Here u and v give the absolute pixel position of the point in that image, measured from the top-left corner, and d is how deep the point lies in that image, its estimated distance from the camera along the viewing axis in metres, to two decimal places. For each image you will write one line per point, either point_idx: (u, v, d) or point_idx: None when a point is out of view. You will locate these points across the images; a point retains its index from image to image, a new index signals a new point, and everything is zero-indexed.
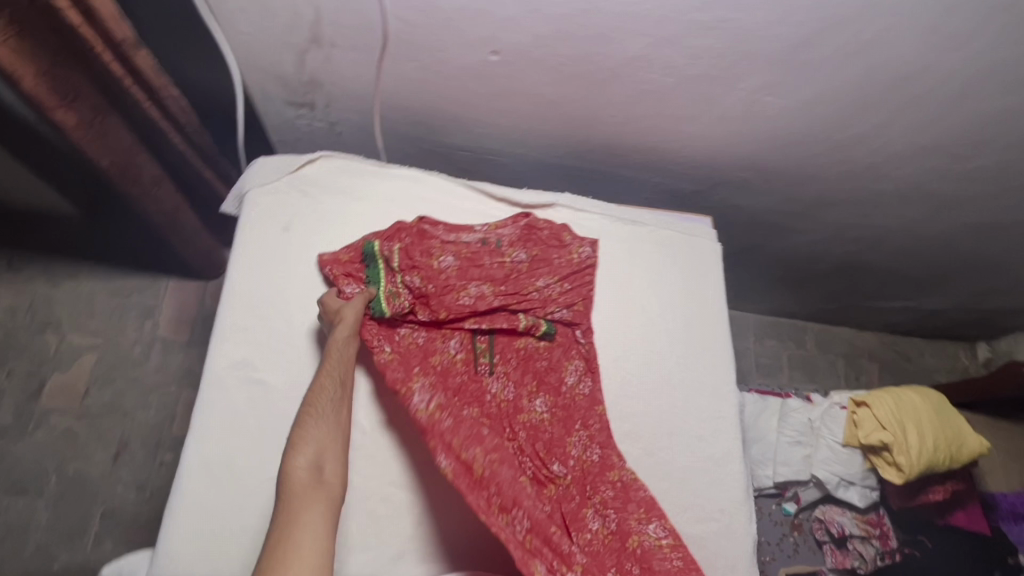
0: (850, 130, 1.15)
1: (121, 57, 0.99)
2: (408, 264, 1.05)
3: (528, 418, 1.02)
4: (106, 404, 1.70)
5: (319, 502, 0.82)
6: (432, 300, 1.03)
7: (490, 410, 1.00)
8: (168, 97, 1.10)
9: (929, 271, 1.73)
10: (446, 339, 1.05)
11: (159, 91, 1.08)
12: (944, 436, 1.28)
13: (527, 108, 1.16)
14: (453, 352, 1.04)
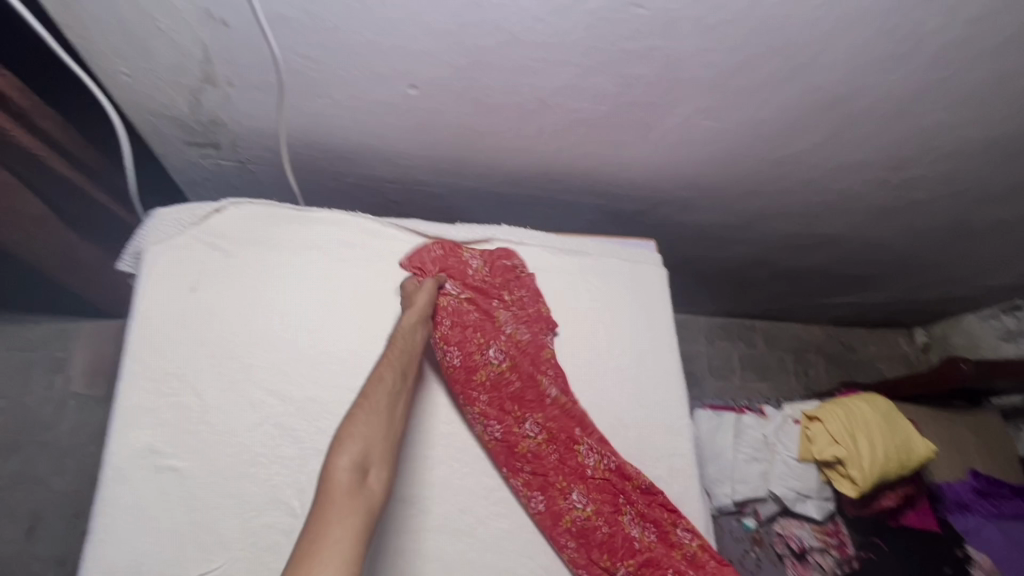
0: (791, 147, 1.12)
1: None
2: (476, 287, 1.07)
3: (546, 441, 0.99)
4: (13, 474, 1.52)
5: (364, 507, 0.68)
6: (488, 325, 1.03)
7: (550, 417, 1.00)
8: (40, 119, 0.94)
9: (868, 270, 1.76)
10: (485, 348, 1.00)
11: (29, 114, 0.92)
12: (895, 445, 1.29)
13: (456, 139, 1.07)
14: (506, 362, 1.01)
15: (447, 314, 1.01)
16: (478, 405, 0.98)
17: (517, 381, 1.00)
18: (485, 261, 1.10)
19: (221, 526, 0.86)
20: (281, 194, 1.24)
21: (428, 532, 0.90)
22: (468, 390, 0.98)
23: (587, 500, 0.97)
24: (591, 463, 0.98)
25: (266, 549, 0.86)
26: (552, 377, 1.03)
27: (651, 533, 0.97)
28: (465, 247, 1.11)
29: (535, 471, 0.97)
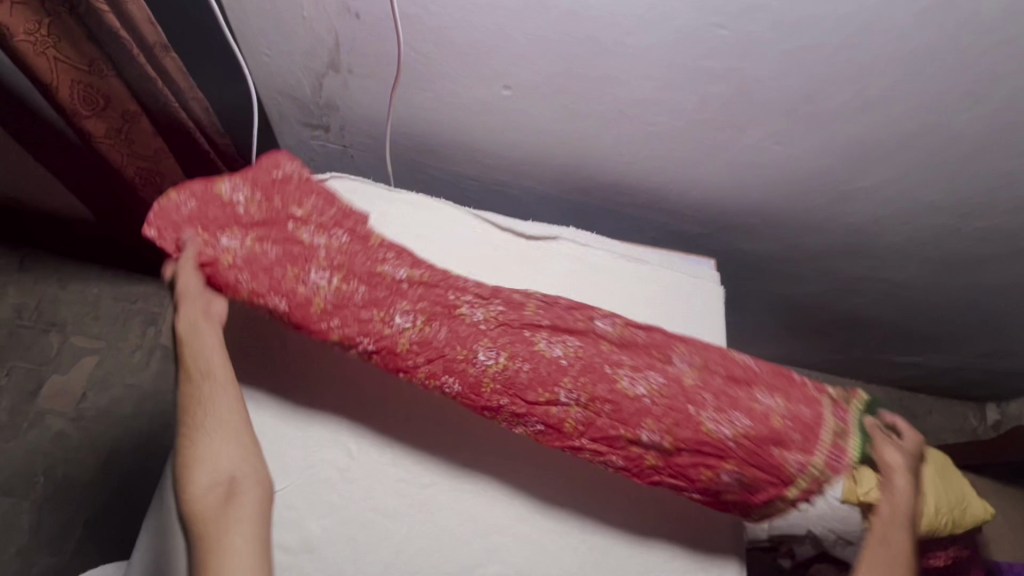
0: (858, 182, 1.15)
1: (153, 63, 0.97)
2: (272, 199, 0.98)
3: (673, 444, 0.85)
4: (101, 409, 1.70)
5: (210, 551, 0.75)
6: (293, 244, 0.94)
7: (658, 417, 0.85)
8: (193, 99, 1.08)
9: (935, 329, 1.71)
10: (302, 275, 0.91)
11: (186, 94, 1.05)
12: (947, 500, 1.24)
13: (537, 142, 1.17)
14: (336, 278, 0.91)
15: (249, 266, 0.92)
16: (337, 326, 0.90)
17: (360, 288, 0.91)
18: (254, 187, 0.97)
19: (287, 455, 0.98)
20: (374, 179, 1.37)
21: (469, 494, 1.00)
22: (314, 323, 0.90)
23: (744, 471, 0.86)
24: (725, 435, 0.85)
25: (321, 482, 0.97)
26: (391, 263, 0.95)
27: (656, 379, 0.88)
28: (225, 178, 0.98)
29: (428, 360, 0.89)
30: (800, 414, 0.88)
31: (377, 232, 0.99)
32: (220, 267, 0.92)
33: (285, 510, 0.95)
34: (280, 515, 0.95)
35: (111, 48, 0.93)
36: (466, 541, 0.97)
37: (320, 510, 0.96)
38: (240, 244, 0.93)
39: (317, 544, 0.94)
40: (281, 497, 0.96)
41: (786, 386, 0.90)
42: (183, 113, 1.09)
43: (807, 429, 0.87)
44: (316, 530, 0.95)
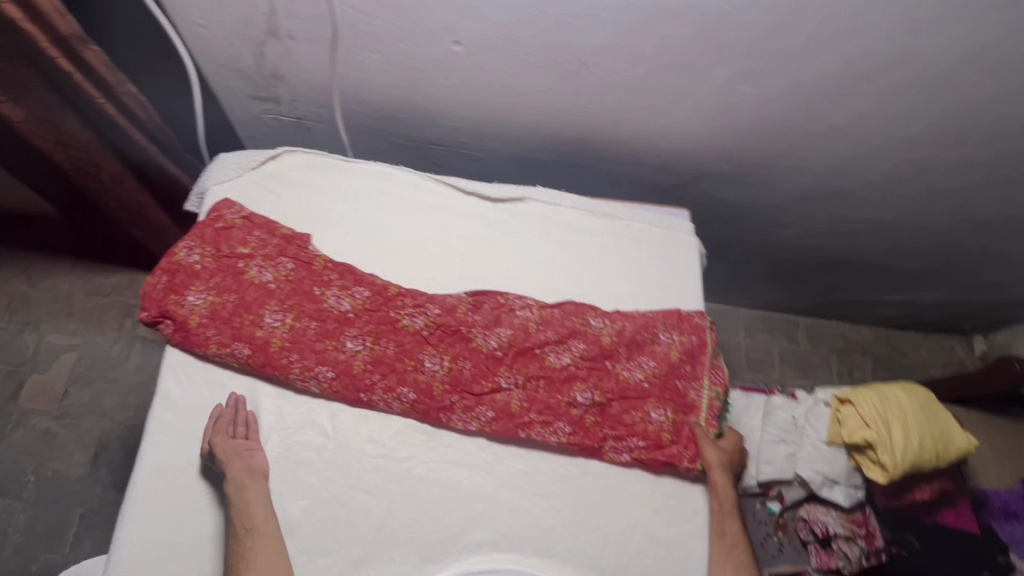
0: (832, 119, 1.11)
1: (73, 56, 0.92)
2: (221, 248, 1.02)
3: (603, 396, 1.05)
4: (85, 405, 1.68)
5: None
6: (247, 290, 1.00)
7: (585, 377, 1.06)
8: (124, 93, 1.02)
9: (919, 265, 1.69)
10: (259, 319, 0.99)
11: (114, 88, 1.00)
12: (930, 435, 1.25)
13: (496, 100, 1.12)
14: (289, 316, 1.00)
15: (212, 320, 0.97)
16: (298, 360, 0.98)
17: (310, 323, 1.01)
18: (204, 244, 1.02)
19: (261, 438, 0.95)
20: (333, 150, 1.32)
21: (448, 464, 1.00)
22: (277, 360, 0.98)
23: (664, 409, 1.06)
24: (639, 377, 1.07)
25: (298, 463, 0.95)
26: (335, 288, 1.03)
27: (577, 347, 1.07)
28: (179, 245, 1.02)
29: (383, 374, 1.00)
30: (688, 345, 1.10)
31: (319, 254, 1.05)
32: (186, 326, 0.97)
33: None
34: None
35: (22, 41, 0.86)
36: (449, 511, 0.97)
37: (297, 492, 0.94)
38: (201, 300, 0.98)
39: (298, 525, 0.92)
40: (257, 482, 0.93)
41: (677, 321, 1.11)
42: (112, 106, 1.04)
43: (694, 360, 1.10)
44: (296, 511, 0.93)
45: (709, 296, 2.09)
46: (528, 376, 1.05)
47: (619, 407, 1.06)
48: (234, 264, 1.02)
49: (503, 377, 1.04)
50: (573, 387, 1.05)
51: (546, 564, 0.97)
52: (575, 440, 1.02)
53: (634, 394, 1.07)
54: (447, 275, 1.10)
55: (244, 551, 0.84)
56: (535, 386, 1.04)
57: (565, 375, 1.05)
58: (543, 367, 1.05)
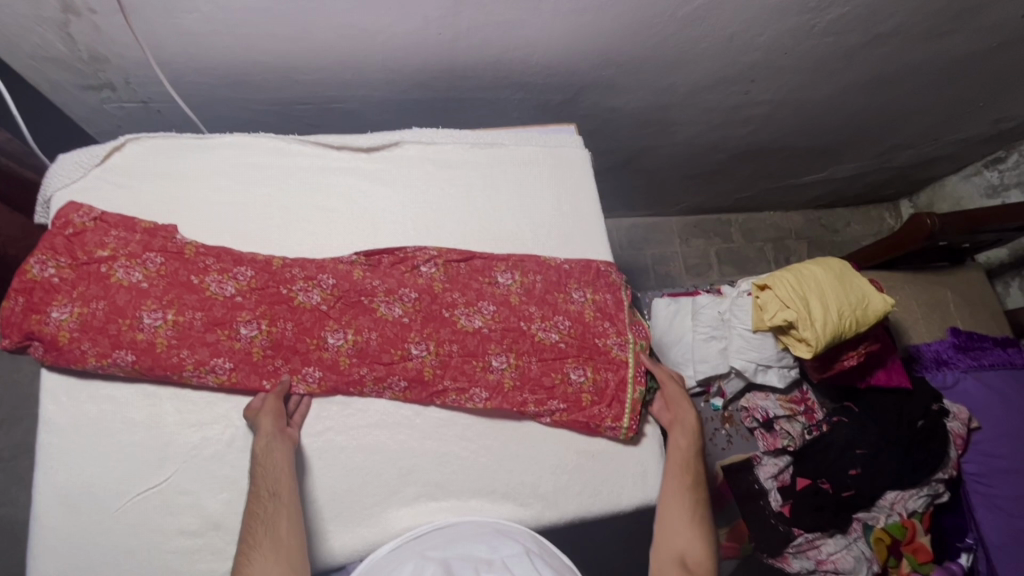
0: (695, 1, 1.05)
1: None
2: (78, 255, 0.92)
3: (518, 359, 1.02)
4: (18, 445, 1.61)
5: (271, 548, 0.76)
6: (116, 294, 0.91)
7: (498, 340, 1.02)
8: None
9: (829, 139, 1.68)
10: (137, 322, 0.91)
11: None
12: (848, 303, 1.26)
13: (345, 42, 1.04)
14: (170, 313, 0.92)
15: (85, 332, 0.89)
16: (189, 356, 0.91)
17: (196, 315, 0.93)
18: (57, 254, 0.91)
19: (164, 440, 0.91)
20: (196, 129, 1.23)
21: (367, 427, 0.97)
22: (166, 360, 0.90)
23: (584, 369, 1.03)
24: (555, 339, 1.03)
25: (209, 458, 0.91)
26: (214, 273, 0.95)
27: (487, 309, 1.03)
28: (29, 260, 0.91)
29: (286, 359, 0.96)
30: (602, 303, 1.07)
31: (190, 242, 0.96)
32: (56, 344, 0.88)
33: (175, 496, 0.89)
34: (172, 502, 0.89)
35: None
36: (374, 473, 0.95)
37: (214, 486, 0.90)
38: (67, 313, 0.89)
39: (222, 518, 0.89)
40: (169, 485, 0.90)
41: (592, 279, 1.08)
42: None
43: (613, 317, 1.07)
44: (217, 506, 0.90)
45: (638, 211, 2.07)
46: (441, 347, 1.00)
47: (541, 365, 1.02)
48: (97, 271, 0.92)
49: (415, 346, 0.99)
50: (489, 352, 1.01)
51: (486, 504, 0.97)
52: (492, 405, 0.99)
53: (553, 356, 1.03)
54: (331, 239, 1.04)
55: (262, 511, 0.80)
56: (449, 355, 1.00)
57: (479, 342, 1.01)
58: (459, 329, 1.01)
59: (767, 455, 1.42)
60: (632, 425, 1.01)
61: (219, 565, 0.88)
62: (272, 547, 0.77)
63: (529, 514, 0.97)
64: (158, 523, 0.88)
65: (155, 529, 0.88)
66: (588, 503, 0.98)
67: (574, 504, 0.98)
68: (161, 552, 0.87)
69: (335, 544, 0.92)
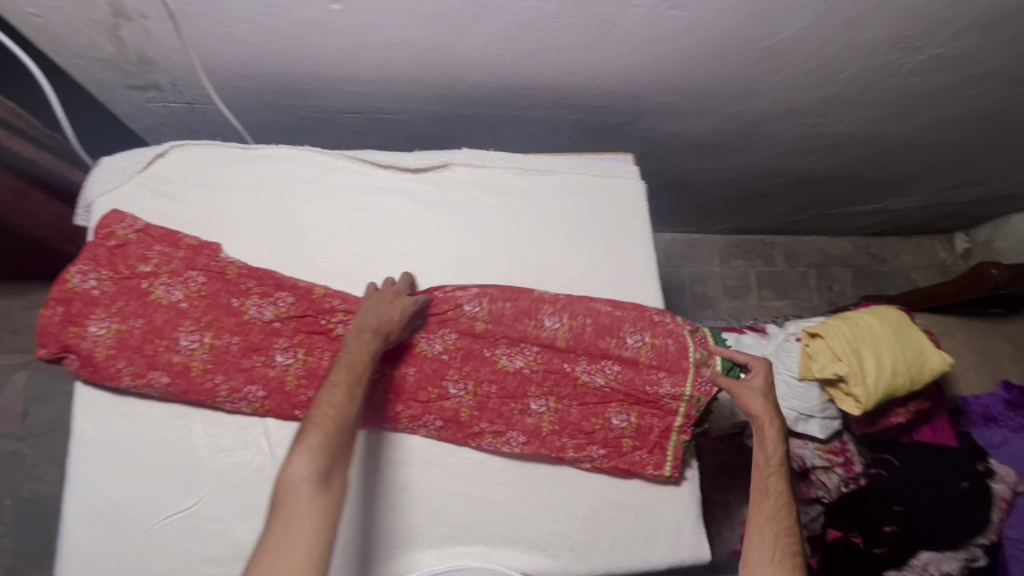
0: (778, 35, 0.98)
1: None
2: (120, 269, 0.90)
3: (558, 404, 0.97)
4: (47, 423, 1.64)
5: (343, 421, 0.78)
6: (155, 312, 0.90)
7: (540, 383, 0.97)
8: None
9: (894, 172, 1.59)
10: (174, 343, 0.90)
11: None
12: (903, 359, 1.20)
13: (400, 58, 0.98)
14: (208, 335, 0.91)
15: (121, 351, 0.88)
16: (224, 381, 0.90)
17: (233, 339, 0.91)
18: (99, 266, 0.89)
19: (194, 464, 0.90)
20: (239, 131, 1.19)
21: (397, 464, 0.95)
22: (201, 385, 0.90)
23: (628, 414, 0.98)
24: (599, 383, 0.97)
25: (239, 485, 0.90)
26: (255, 296, 0.93)
27: (530, 351, 0.97)
28: (70, 268, 0.89)
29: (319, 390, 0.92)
30: (660, 348, 0.98)
31: (233, 261, 0.94)
32: (92, 360, 0.87)
33: (203, 522, 0.88)
34: (199, 528, 0.88)
35: None
36: (400, 513, 0.93)
37: (242, 515, 0.89)
38: (105, 329, 0.88)
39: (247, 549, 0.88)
40: (197, 511, 0.88)
41: (649, 325, 0.99)
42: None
43: (671, 366, 0.98)
44: (244, 535, 0.88)
45: (679, 228, 2.00)
46: (478, 387, 0.96)
47: (581, 409, 0.98)
48: (137, 287, 0.90)
49: (451, 384, 0.95)
50: (527, 396, 0.97)
51: (514, 551, 0.94)
52: (529, 450, 0.96)
53: (596, 399, 0.98)
54: (370, 263, 1.01)
55: (350, 383, 0.80)
56: (486, 395, 0.96)
57: (518, 385, 0.97)
58: (500, 370, 0.97)
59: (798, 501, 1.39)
60: (673, 469, 0.99)
61: None
62: (341, 416, 0.78)
63: (557, 565, 0.94)
64: (185, 548, 0.87)
65: (181, 555, 0.87)
66: (619, 558, 0.95)
67: (604, 558, 0.95)
68: None
69: None
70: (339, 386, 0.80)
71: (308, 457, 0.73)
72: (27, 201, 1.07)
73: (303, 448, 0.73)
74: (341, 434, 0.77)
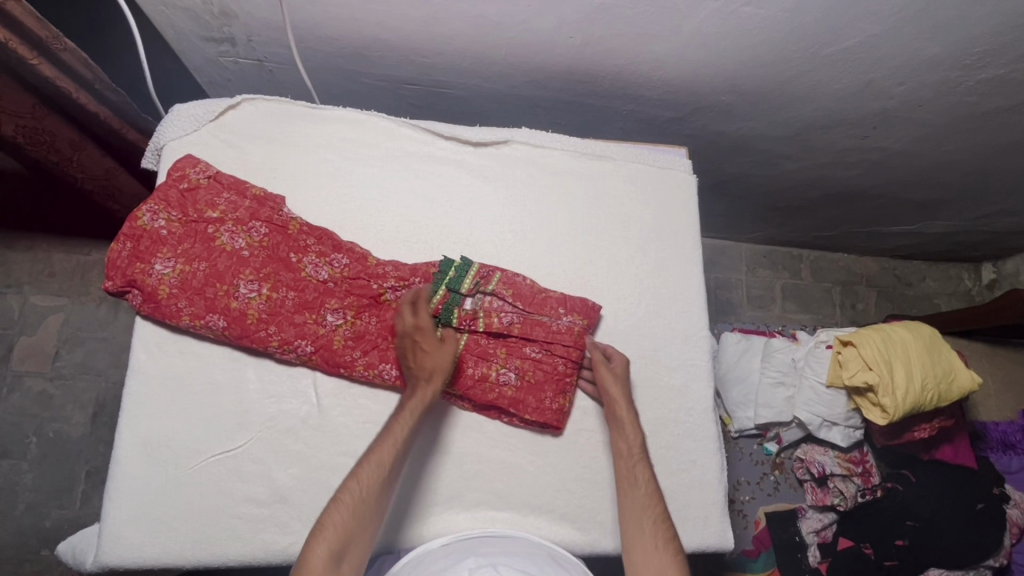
0: (845, 42, 1.00)
1: (18, 32, 0.81)
2: (189, 212, 0.93)
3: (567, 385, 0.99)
4: (77, 365, 1.67)
5: (366, 507, 0.79)
6: (218, 258, 0.92)
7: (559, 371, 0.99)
8: (63, 52, 0.86)
9: (933, 194, 1.59)
10: (233, 290, 0.91)
11: (50, 47, 0.84)
12: (933, 374, 1.21)
13: (472, 33, 1.01)
14: (265, 287, 0.93)
15: (183, 291, 0.90)
16: (276, 333, 0.92)
17: (289, 293, 0.94)
18: (169, 207, 0.92)
19: (243, 407, 0.93)
20: (304, 94, 1.22)
21: (438, 426, 0.97)
22: (255, 333, 0.91)
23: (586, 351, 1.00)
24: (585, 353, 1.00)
25: (284, 432, 0.93)
26: (313, 254, 0.96)
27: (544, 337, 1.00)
28: (142, 207, 0.92)
29: (364, 352, 0.94)
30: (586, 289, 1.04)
31: (295, 217, 0.96)
32: (155, 297, 0.90)
33: (249, 464, 0.91)
34: (244, 469, 0.91)
35: None
36: (439, 475, 0.95)
37: (286, 460, 0.92)
38: (169, 268, 0.90)
39: (289, 492, 0.91)
40: (244, 453, 0.91)
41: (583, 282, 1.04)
42: (67, 80, 0.90)
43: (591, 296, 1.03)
44: (286, 480, 0.91)
45: (710, 232, 2.02)
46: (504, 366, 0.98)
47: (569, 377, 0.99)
48: (206, 234, 0.93)
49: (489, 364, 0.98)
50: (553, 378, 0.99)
51: (544, 523, 0.96)
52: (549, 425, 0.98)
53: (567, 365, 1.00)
54: (424, 232, 1.03)
55: (376, 469, 0.81)
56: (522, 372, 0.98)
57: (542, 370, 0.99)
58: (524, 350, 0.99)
59: (812, 509, 1.40)
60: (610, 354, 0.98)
61: (281, 539, 0.89)
62: (366, 491, 0.80)
63: (584, 540, 0.96)
64: (228, 487, 0.90)
65: (225, 493, 0.90)
66: None
67: None
68: (228, 516, 0.89)
69: (392, 536, 0.92)
70: (360, 485, 0.80)
71: (328, 536, 0.75)
72: (83, 154, 1.06)
73: (325, 531, 0.76)
74: (349, 536, 0.76)
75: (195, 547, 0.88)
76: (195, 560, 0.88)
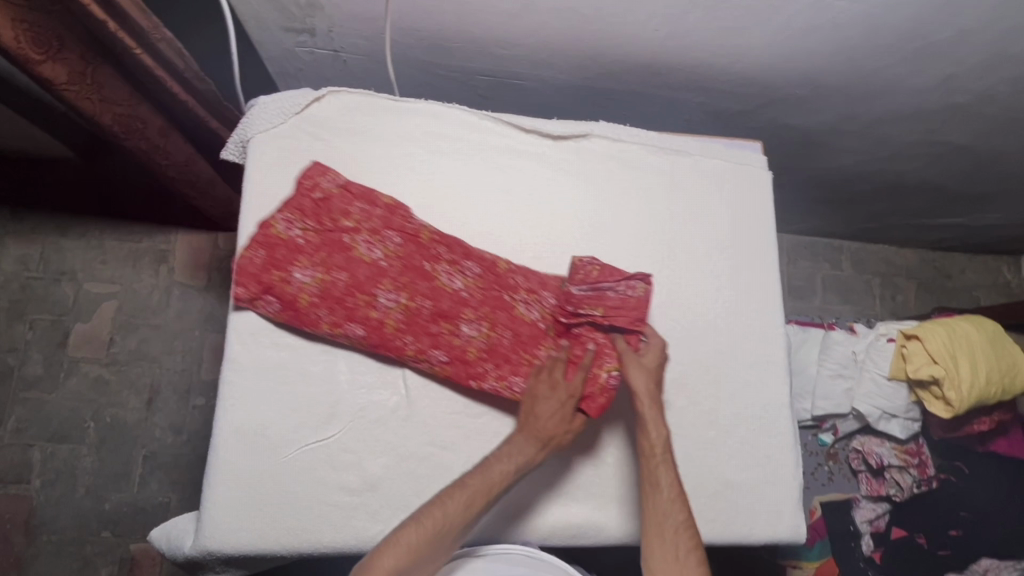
0: (934, 37, 0.99)
1: (126, 24, 0.81)
2: (324, 222, 0.94)
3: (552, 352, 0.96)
4: (132, 351, 1.68)
5: (441, 537, 0.82)
6: (358, 268, 0.93)
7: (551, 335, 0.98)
8: (161, 42, 0.87)
9: (987, 188, 1.59)
10: (342, 293, 0.92)
11: (150, 37, 0.85)
12: (997, 368, 1.23)
13: (557, 25, 1.00)
14: (372, 290, 0.94)
15: (299, 294, 0.91)
16: (378, 334, 0.93)
17: (394, 296, 0.94)
18: (305, 216, 0.93)
19: (333, 397, 0.94)
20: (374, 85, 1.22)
21: None
22: (391, 341, 0.93)
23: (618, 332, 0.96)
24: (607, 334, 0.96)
25: (373, 422, 0.94)
26: (416, 254, 0.96)
27: (546, 301, 0.99)
28: (275, 215, 0.93)
29: (467, 359, 0.94)
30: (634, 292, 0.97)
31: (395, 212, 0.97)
32: (295, 305, 0.92)
33: (340, 454, 0.93)
34: (336, 458, 0.93)
35: (88, 20, 0.79)
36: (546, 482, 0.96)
37: (376, 450, 0.93)
38: (309, 277, 0.92)
39: (380, 481, 0.93)
40: (336, 442, 0.93)
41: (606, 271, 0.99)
42: (161, 68, 0.91)
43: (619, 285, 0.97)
44: (377, 469, 0.93)
45: None
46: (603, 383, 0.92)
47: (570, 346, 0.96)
48: (339, 245, 0.94)
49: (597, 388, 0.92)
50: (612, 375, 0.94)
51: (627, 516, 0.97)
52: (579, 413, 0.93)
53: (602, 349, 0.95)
54: (508, 226, 1.03)
55: (461, 503, 0.84)
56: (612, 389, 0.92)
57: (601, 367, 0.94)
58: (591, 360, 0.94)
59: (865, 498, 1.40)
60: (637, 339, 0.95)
61: (373, 526, 0.92)
62: (447, 522, 0.83)
63: None
64: (321, 476, 0.92)
65: (318, 482, 0.92)
66: (720, 529, 0.99)
67: (706, 529, 0.99)
68: (322, 503, 0.91)
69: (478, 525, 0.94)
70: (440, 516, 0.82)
71: (394, 554, 0.80)
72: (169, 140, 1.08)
73: (393, 548, 0.80)
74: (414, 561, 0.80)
75: (292, 533, 0.90)
76: (290, 546, 0.90)
